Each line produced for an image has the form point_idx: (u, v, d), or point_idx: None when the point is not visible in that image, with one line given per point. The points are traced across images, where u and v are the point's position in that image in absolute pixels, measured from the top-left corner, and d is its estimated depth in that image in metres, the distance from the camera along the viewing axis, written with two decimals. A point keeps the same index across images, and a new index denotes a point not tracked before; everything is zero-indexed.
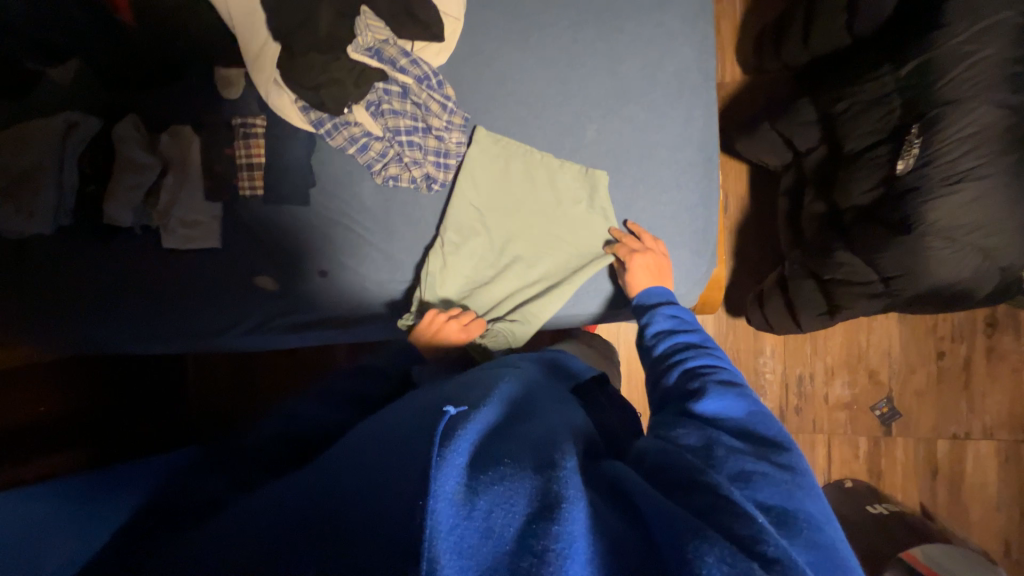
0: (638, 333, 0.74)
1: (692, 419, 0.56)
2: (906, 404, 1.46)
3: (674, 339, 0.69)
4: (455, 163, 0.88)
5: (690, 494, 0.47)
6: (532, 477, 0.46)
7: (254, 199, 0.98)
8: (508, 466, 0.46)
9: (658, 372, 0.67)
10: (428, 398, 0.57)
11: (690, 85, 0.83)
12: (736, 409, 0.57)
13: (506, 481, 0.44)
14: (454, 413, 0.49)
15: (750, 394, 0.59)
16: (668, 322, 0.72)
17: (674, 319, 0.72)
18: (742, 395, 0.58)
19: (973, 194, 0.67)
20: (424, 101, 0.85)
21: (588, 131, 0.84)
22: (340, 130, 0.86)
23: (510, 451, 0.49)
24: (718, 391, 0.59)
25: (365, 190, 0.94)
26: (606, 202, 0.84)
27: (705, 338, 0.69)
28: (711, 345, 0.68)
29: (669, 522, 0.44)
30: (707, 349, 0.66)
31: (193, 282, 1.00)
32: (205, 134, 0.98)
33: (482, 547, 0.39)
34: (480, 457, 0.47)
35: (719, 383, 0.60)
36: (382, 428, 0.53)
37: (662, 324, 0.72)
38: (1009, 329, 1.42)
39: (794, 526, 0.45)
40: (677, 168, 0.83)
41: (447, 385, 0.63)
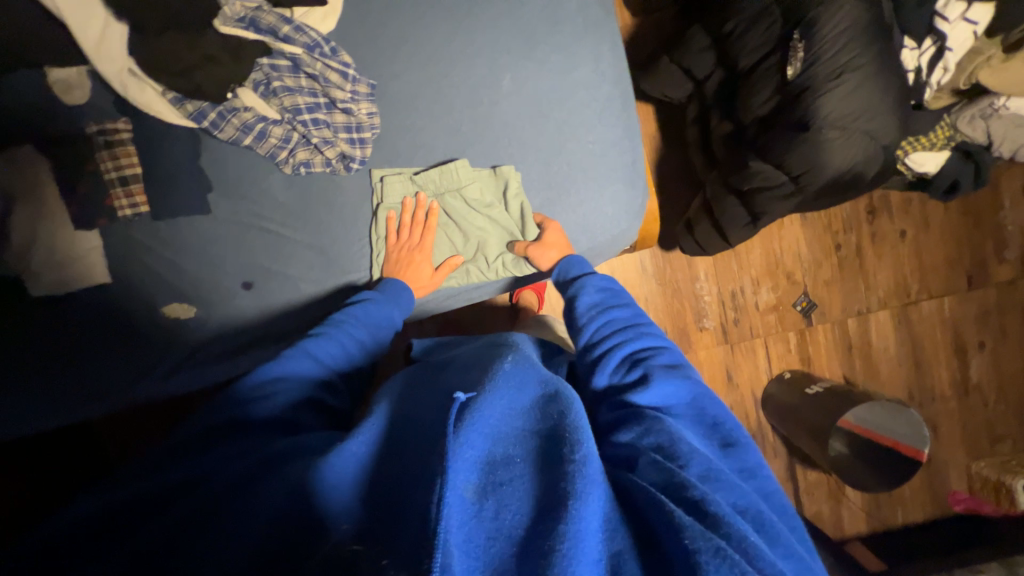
0: (571, 307, 0.72)
1: (646, 419, 0.54)
2: (820, 294, 1.66)
3: (607, 315, 0.68)
4: (370, 137, 0.80)
5: (683, 505, 0.44)
6: (543, 471, 0.43)
7: (139, 219, 0.84)
8: (518, 459, 0.44)
9: (590, 360, 0.65)
10: (423, 396, 0.55)
11: (595, 20, 0.82)
12: (680, 394, 0.58)
13: (516, 480, 0.42)
14: (466, 400, 0.48)
15: (693, 376, 0.60)
16: (599, 295, 0.72)
17: (603, 292, 0.72)
18: (691, 382, 0.59)
19: (854, 83, 0.75)
20: (320, 72, 0.76)
21: (504, 81, 0.81)
22: (227, 119, 0.76)
23: (531, 442, 0.46)
24: (662, 376, 0.58)
25: (275, 184, 0.84)
26: (526, 196, 0.83)
27: (637, 314, 0.69)
28: (644, 321, 0.68)
29: (682, 532, 0.40)
30: (641, 329, 0.65)
31: (84, 328, 0.84)
32: (53, 153, 0.81)
33: (490, 546, 0.38)
34: (490, 448, 0.45)
35: (663, 366, 0.60)
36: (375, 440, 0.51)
37: (593, 296, 0.72)
38: (885, 212, 1.65)
39: (766, 527, 0.45)
40: (598, 105, 0.83)
41: (456, 373, 0.59)
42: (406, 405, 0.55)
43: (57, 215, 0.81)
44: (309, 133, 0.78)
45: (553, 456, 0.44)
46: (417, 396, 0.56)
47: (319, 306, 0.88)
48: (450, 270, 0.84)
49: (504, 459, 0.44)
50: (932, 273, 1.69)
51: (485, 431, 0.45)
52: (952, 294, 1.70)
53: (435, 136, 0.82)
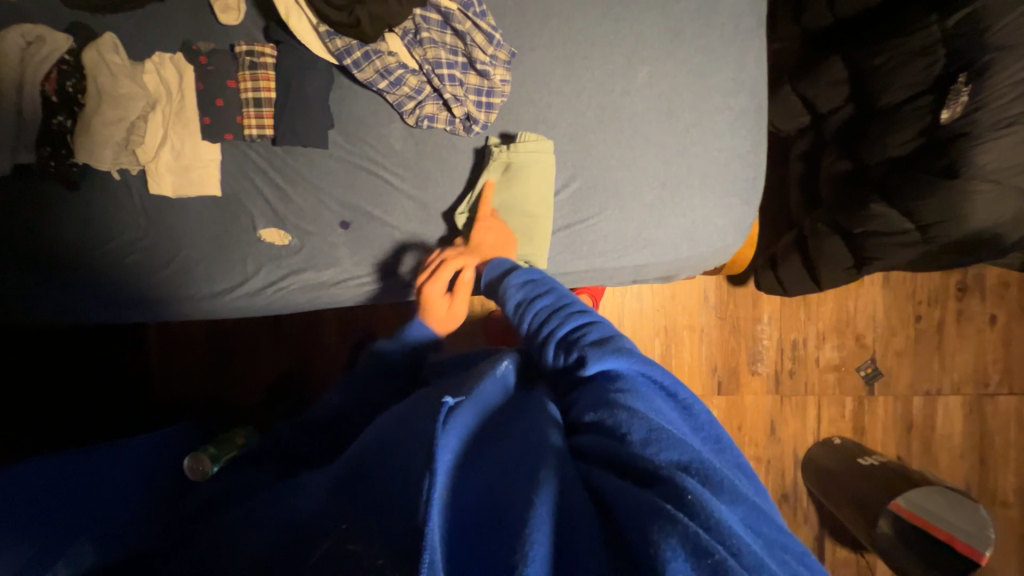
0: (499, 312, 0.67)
1: (586, 399, 0.50)
2: (888, 364, 1.57)
3: (533, 309, 0.62)
4: (498, 103, 0.81)
5: (643, 482, 0.41)
6: (517, 466, 0.42)
7: (262, 142, 0.87)
8: (486, 459, 0.43)
9: (536, 348, 0.60)
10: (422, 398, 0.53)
11: (745, 29, 0.81)
12: (619, 362, 0.52)
13: (489, 480, 0.41)
14: (454, 404, 0.44)
15: (625, 347, 0.54)
16: (525, 291, 0.65)
17: (528, 285, 0.66)
18: (619, 350, 0.53)
19: (1020, 137, 0.71)
20: (467, 31, 0.77)
21: (641, 73, 0.80)
22: (371, 60, 0.77)
23: (502, 434, 0.46)
24: (596, 354, 0.53)
25: (394, 133, 0.85)
26: (636, 191, 0.82)
27: (561, 295, 0.63)
28: (567, 300, 0.62)
29: (638, 505, 0.38)
30: (570, 311, 0.60)
31: (187, 235, 0.88)
32: (199, 65, 0.85)
33: (462, 545, 0.38)
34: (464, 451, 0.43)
35: (594, 342, 0.54)
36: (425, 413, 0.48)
37: (519, 292, 0.65)
38: (977, 293, 1.55)
39: (715, 479, 0.40)
40: (730, 113, 0.81)
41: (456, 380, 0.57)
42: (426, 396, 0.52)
43: (192, 123, 0.86)
44: (442, 88, 0.79)
45: (527, 448, 0.44)
46: (428, 391, 0.54)
47: (405, 259, 0.89)
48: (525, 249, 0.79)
49: (470, 456, 0.43)
50: (1017, 367, 1.57)
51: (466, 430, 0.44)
52: None
53: (560, 115, 0.82)
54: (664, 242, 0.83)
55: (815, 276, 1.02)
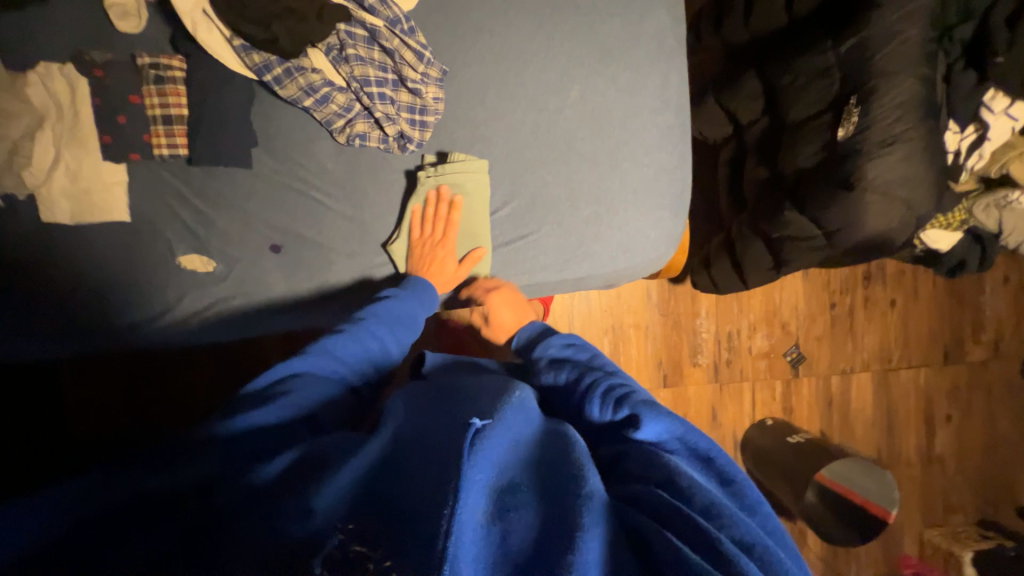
0: (537, 364, 0.67)
1: (636, 460, 0.50)
2: (809, 348, 1.72)
3: (578, 371, 0.64)
4: (432, 121, 0.80)
5: (692, 540, 0.41)
6: (557, 500, 0.42)
7: (175, 162, 0.80)
8: (522, 489, 0.43)
9: (577, 402, 0.60)
10: (427, 417, 0.52)
11: (668, 49, 0.84)
12: (671, 431, 0.53)
13: (523, 515, 0.40)
14: (481, 426, 0.44)
15: (681, 418, 0.55)
16: (564, 351, 0.68)
17: (567, 348, 0.68)
18: (675, 419, 0.54)
19: (901, 154, 0.80)
20: (396, 48, 0.75)
21: (572, 91, 0.82)
22: (293, 76, 0.74)
23: (539, 462, 0.46)
24: (649, 416, 0.53)
25: (324, 151, 0.82)
26: (573, 207, 0.84)
27: (605, 359, 0.65)
28: (611, 368, 0.64)
29: (691, 562, 0.38)
30: (618, 373, 0.61)
31: (89, 266, 0.79)
32: (95, 77, 0.77)
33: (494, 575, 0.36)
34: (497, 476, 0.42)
35: (648, 403, 0.55)
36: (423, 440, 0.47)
37: (556, 353, 0.68)
38: (879, 280, 1.74)
39: (774, 564, 0.41)
40: (658, 130, 0.85)
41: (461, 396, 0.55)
42: (424, 421, 0.51)
43: (88, 142, 0.77)
44: (373, 107, 0.76)
45: (565, 479, 0.44)
46: (428, 412, 0.53)
47: (343, 281, 0.85)
48: (472, 262, 0.82)
49: (505, 484, 0.42)
50: (913, 344, 1.78)
51: (504, 453, 0.44)
52: (928, 366, 1.79)
53: (496, 132, 0.82)
54: (602, 255, 0.86)
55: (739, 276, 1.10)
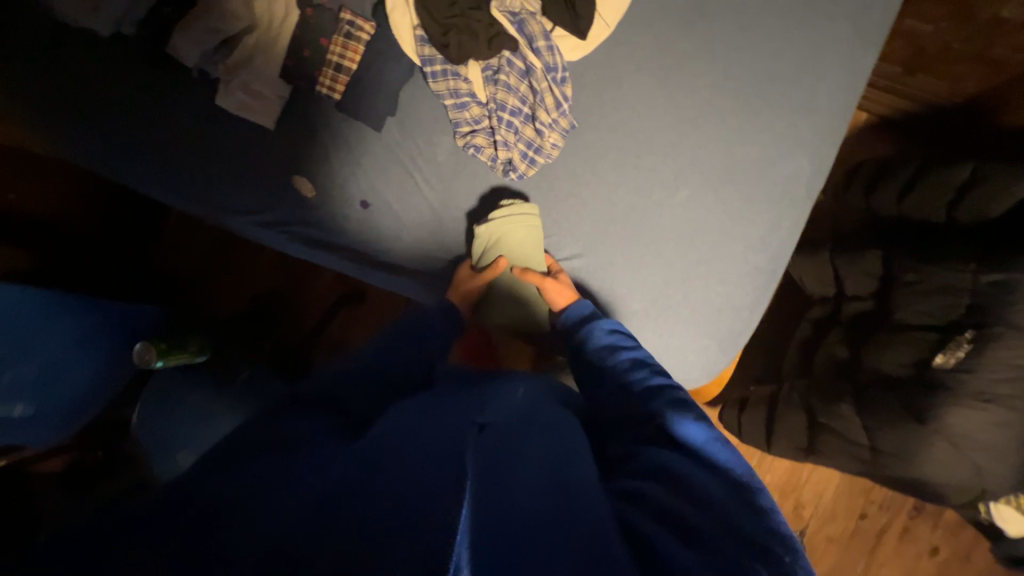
0: (580, 349, 0.74)
1: (647, 453, 0.55)
2: (814, 544, 1.54)
3: (620, 358, 0.69)
4: (541, 162, 0.84)
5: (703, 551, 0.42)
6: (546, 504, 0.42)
7: (328, 101, 0.92)
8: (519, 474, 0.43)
9: (611, 390, 0.66)
10: (427, 411, 0.53)
11: (795, 196, 0.81)
12: (695, 429, 0.57)
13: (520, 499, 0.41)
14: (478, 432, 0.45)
15: (711, 423, 0.58)
16: (610, 338, 0.73)
17: (615, 335, 0.73)
18: (705, 425, 0.57)
19: (995, 417, 0.73)
20: (541, 90, 0.81)
21: (680, 193, 0.83)
22: (447, 78, 0.82)
23: (526, 455, 0.48)
24: (676, 416, 0.58)
25: (442, 145, 0.90)
26: (626, 295, 0.84)
27: (645, 354, 0.70)
28: (652, 364, 0.69)
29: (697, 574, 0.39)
30: (654, 370, 0.67)
31: (228, 152, 0.95)
32: (305, 15, 0.90)
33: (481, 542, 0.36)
34: (490, 463, 0.43)
35: (673, 405, 0.60)
36: (405, 430, 0.48)
37: (602, 338, 0.73)
38: (930, 519, 1.51)
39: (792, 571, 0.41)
40: (745, 266, 0.82)
41: (460, 402, 0.56)
42: (416, 412, 0.52)
43: (274, 56, 0.91)
44: (497, 129, 0.82)
45: (559, 484, 0.46)
46: (424, 408, 0.53)
47: (401, 256, 0.93)
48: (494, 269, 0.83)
49: (500, 468, 0.43)
50: None
51: (498, 452, 0.45)
52: None
53: (591, 196, 0.85)
54: None
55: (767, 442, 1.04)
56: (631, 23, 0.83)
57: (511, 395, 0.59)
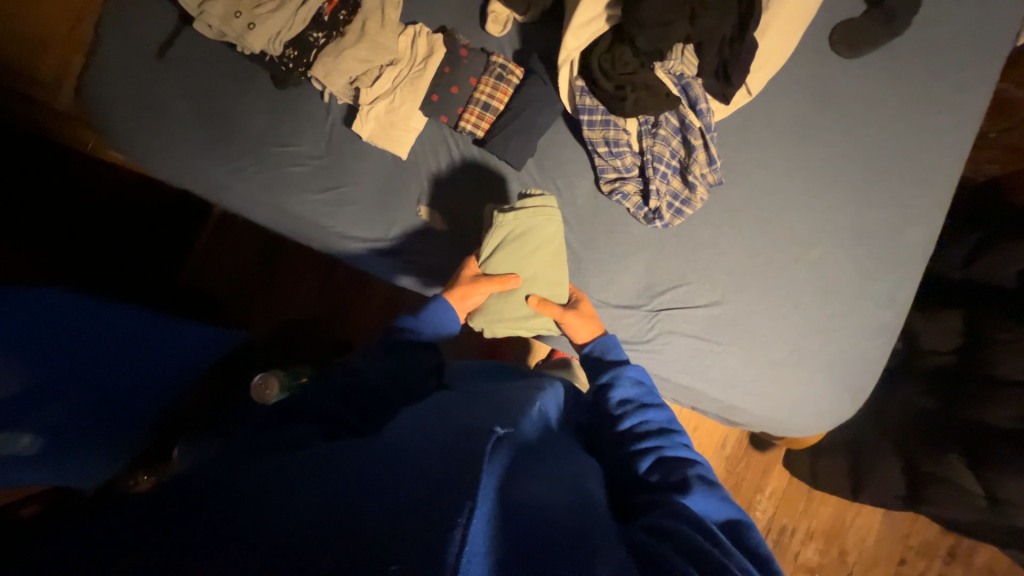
0: (602, 392, 0.71)
1: (665, 504, 0.53)
2: None
3: (644, 413, 0.67)
4: (688, 212, 0.88)
5: None
6: (568, 526, 0.41)
7: (469, 137, 0.93)
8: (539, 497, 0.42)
9: (630, 442, 0.64)
10: (468, 416, 0.51)
11: (913, 260, 0.89)
12: (712, 498, 0.56)
13: (543, 526, 0.39)
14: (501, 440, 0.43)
15: (731, 499, 0.58)
16: (634, 391, 0.71)
17: (640, 389, 0.71)
18: (726, 499, 0.57)
19: None
20: (695, 146, 0.85)
21: (813, 250, 0.89)
22: (606, 127, 0.85)
23: (538, 480, 0.44)
24: (699, 487, 0.57)
25: (582, 189, 0.92)
26: (762, 344, 0.88)
27: (663, 410, 0.69)
28: (676, 429, 0.67)
29: None
30: (675, 432, 0.66)
31: (358, 178, 0.95)
32: (454, 54, 0.92)
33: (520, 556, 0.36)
34: (513, 486, 0.41)
35: (696, 474, 0.59)
36: (442, 431, 0.46)
37: (628, 389, 0.70)
38: (963, 564, 1.57)
39: None
40: (874, 322, 0.88)
41: (482, 410, 0.53)
42: (451, 419, 0.50)
43: (419, 90, 0.92)
44: (652, 178, 0.86)
45: (574, 515, 0.43)
46: (453, 417, 0.51)
47: None
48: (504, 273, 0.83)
49: (519, 483, 0.41)
50: None
51: (514, 465, 0.43)
52: None
53: (728, 247, 0.89)
54: (766, 401, 0.88)
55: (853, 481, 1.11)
56: (769, 91, 0.90)
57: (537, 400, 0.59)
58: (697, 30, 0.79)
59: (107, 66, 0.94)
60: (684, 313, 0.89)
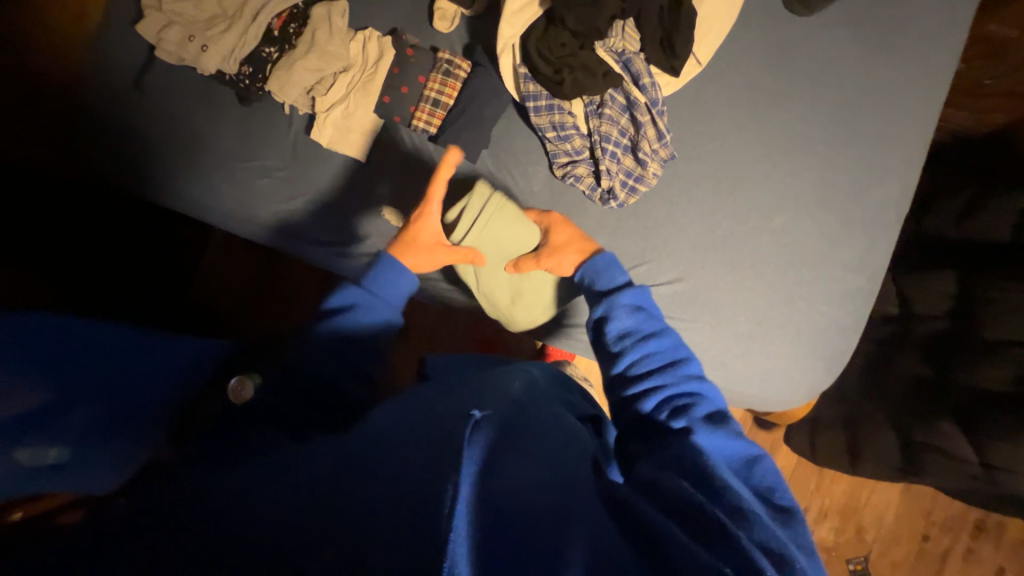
0: (600, 330, 0.68)
1: (661, 450, 0.52)
2: (880, 569, 1.51)
3: (643, 346, 0.64)
4: (642, 190, 0.87)
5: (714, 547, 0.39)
6: (555, 492, 0.40)
7: (422, 135, 0.95)
8: (524, 464, 0.41)
9: (631, 384, 0.63)
10: (450, 399, 0.51)
11: (884, 220, 0.86)
12: (718, 435, 0.55)
13: (545, 495, 0.39)
14: (479, 418, 0.44)
15: (741, 432, 0.56)
16: (632, 321, 0.67)
17: (637, 316, 0.67)
18: (734, 435, 0.55)
19: None
20: (644, 123, 0.84)
21: (777, 218, 0.86)
22: (551, 112, 0.85)
23: (526, 434, 0.46)
24: (702, 425, 0.55)
25: (537, 175, 0.92)
26: (728, 318, 0.86)
27: (668, 340, 0.64)
28: (681, 359, 0.63)
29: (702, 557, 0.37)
30: (678, 363, 0.62)
31: (320, 184, 0.97)
32: (402, 55, 0.94)
33: (509, 530, 0.35)
34: (493, 456, 0.40)
35: (702, 412, 0.56)
36: (416, 418, 0.47)
37: (626, 320, 0.66)
38: (993, 538, 1.49)
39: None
40: (845, 287, 0.85)
41: (469, 392, 0.54)
42: (429, 406, 0.50)
43: (371, 92, 0.94)
44: (601, 159, 0.85)
45: (556, 479, 0.42)
46: (435, 401, 0.51)
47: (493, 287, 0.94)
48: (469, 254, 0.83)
49: (505, 455, 0.41)
50: None
51: (504, 440, 0.43)
52: None
53: (687, 223, 0.88)
54: (736, 376, 0.86)
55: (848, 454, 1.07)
56: (720, 60, 0.88)
57: (520, 381, 0.59)
58: (627, 5, 0.80)
59: (75, 93, 0.96)
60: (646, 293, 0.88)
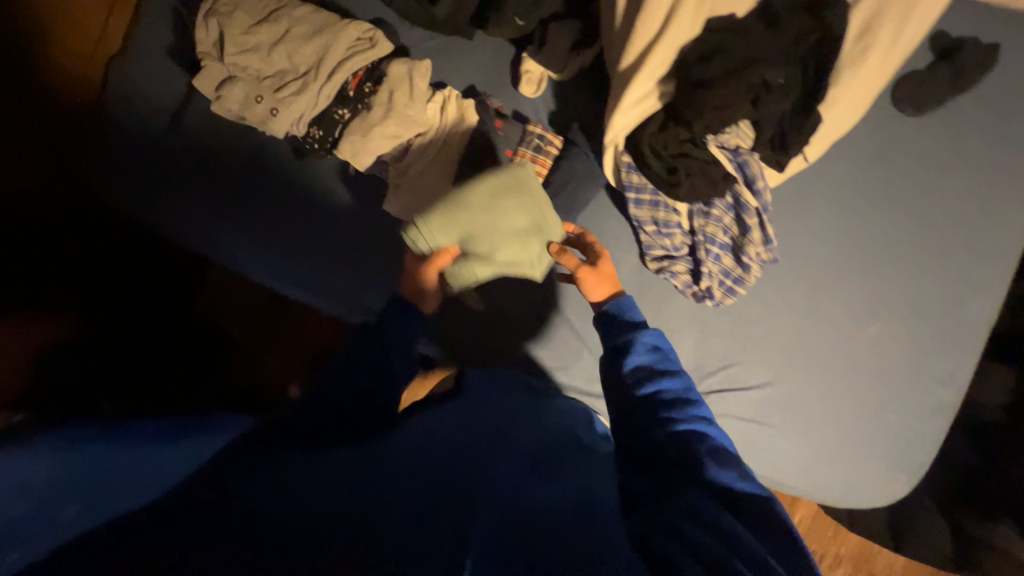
0: (614, 366, 0.66)
1: (676, 498, 0.51)
2: None
3: (659, 385, 0.63)
4: (741, 291, 0.84)
5: None
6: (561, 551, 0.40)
7: None
8: (529, 529, 0.42)
9: (642, 421, 0.61)
10: (450, 451, 0.51)
11: (975, 332, 0.85)
12: (732, 478, 0.53)
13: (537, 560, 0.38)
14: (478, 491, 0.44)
15: (751, 477, 0.54)
16: (650, 359, 0.65)
17: (654, 355, 0.66)
18: (744, 477, 0.53)
19: None
20: (751, 225, 0.80)
21: (871, 327, 0.85)
22: (655, 207, 0.80)
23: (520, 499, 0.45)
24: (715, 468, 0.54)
25: (626, 263, 0.87)
26: (814, 422, 0.85)
27: (681, 381, 0.63)
28: (691, 399, 0.62)
29: None
30: (689, 405, 0.61)
31: (385, 256, 0.86)
32: (487, 123, 0.85)
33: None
34: (488, 524, 0.40)
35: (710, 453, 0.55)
36: (414, 476, 0.46)
37: (643, 357, 0.65)
38: None
39: None
40: (933, 399, 0.84)
41: (481, 443, 0.54)
42: (433, 454, 0.50)
43: (451, 161, 0.83)
44: (703, 261, 0.82)
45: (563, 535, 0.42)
46: (434, 449, 0.51)
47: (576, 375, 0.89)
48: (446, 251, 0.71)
49: (496, 520, 0.41)
50: None
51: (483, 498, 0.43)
52: None
53: (779, 324, 0.85)
54: (819, 479, 0.86)
55: (893, 540, 1.05)
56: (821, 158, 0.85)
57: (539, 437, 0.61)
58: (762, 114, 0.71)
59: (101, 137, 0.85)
60: (733, 393, 0.85)
